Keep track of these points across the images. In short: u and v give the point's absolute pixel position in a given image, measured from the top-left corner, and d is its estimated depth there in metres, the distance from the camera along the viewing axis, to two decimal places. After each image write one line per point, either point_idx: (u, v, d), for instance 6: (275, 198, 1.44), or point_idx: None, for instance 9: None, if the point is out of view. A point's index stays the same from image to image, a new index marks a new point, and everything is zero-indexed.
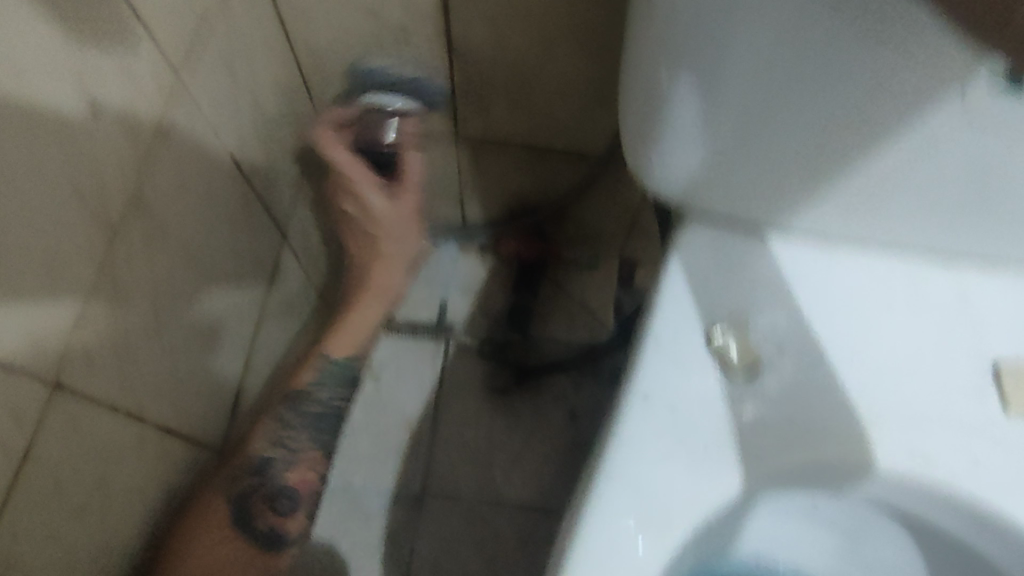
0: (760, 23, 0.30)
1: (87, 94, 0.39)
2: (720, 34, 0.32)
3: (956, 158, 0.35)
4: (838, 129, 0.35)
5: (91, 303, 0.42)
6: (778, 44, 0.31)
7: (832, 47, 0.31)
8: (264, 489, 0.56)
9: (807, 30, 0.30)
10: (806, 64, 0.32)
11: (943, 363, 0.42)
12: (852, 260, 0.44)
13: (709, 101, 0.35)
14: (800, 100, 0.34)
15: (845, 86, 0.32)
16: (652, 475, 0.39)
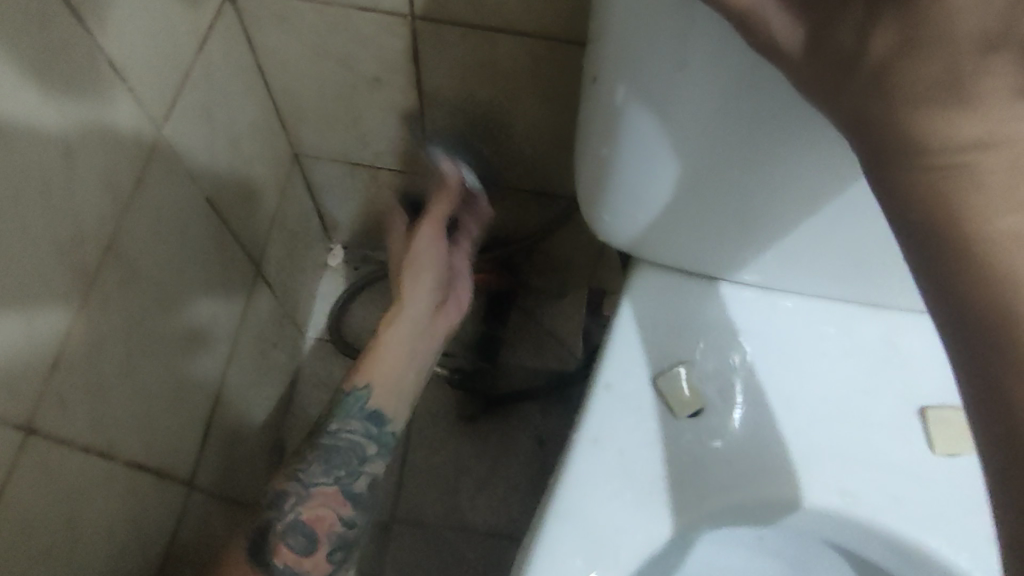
0: (695, 100, 0.33)
1: (67, 149, 0.41)
2: (660, 107, 0.34)
3: (877, 222, 0.38)
4: (772, 194, 0.38)
5: (66, 347, 0.44)
6: (712, 119, 0.34)
7: (759, 125, 0.33)
8: (330, 476, 0.51)
9: (738, 109, 0.33)
10: (738, 136, 0.34)
11: (874, 405, 0.45)
12: (792, 306, 0.47)
13: (652, 164, 0.38)
14: (734, 168, 0.36)
15: (774, 157, 0.35)
16: (599, 516, 0.42)
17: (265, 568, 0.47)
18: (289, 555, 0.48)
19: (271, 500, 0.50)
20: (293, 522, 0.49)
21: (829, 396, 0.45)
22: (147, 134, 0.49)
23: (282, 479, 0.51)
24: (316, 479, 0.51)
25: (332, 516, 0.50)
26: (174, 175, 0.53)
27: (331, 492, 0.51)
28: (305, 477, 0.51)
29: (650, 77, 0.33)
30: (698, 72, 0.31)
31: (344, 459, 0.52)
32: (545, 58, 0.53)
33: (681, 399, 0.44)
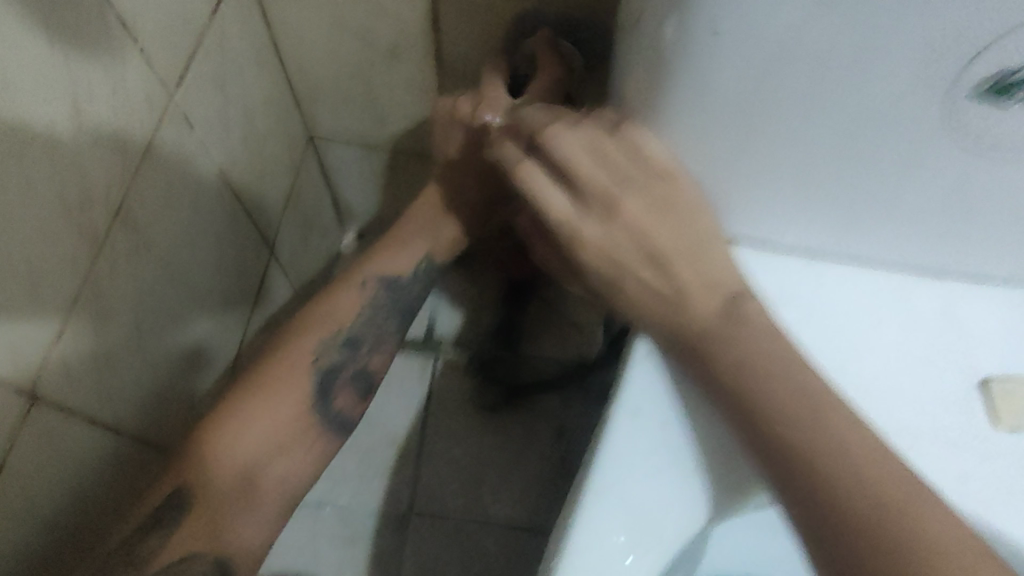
0: (775, 9, 0.28)
1: (77, 108, 0.39)
2: (730, 22, 0.29)
3: (952, 162, 0.34)
4: (846, 130, 0.33)
5: (71, 320, 0.41)
6: (792, 35, 0.29)
7: (846, 42, 0.29)
8: (345, 369, 0.50)
9: (827, 19, 0.28)
10: (818, 58, 0.29)
11: (933, 379, 0.42)
12: (841, 275, 0.44)
13: (710, 96, 0.33)
14: (807, 99, 0.32)
15: (856, 83, 0.30)
16: (642, 495, 0.38)
17: (324, 410, 0.49)
18: (348, 400, 0.50)
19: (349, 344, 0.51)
20: (359, 369, 0.51)
21: (884, 368, 0.42)
22: (158, 98, 0.46)
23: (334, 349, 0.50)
24: (332, 369, 0.50)
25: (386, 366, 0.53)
26: (185, 144, 0.50)
27: (342, 381, 0.50)
28: (323, 365, 0.49)
29: (714, 14, 0.29)
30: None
31: (366, 351, 0.52)
32: (573, 19, 0.50)
33: None
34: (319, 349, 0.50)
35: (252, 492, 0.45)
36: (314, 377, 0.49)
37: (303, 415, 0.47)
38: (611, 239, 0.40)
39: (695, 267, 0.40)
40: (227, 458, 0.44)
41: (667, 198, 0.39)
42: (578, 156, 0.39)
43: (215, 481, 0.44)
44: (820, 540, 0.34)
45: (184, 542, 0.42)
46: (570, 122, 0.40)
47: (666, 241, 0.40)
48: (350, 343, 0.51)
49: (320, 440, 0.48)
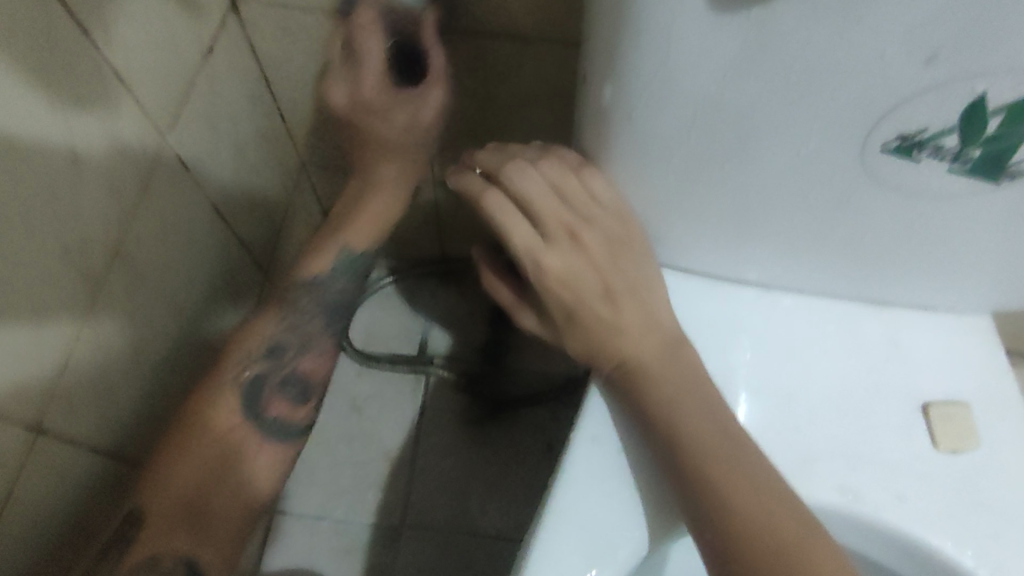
0: (694, 67, 0.31)
1: (76, 158, 0.43)
2: (657, 77, 0.32)
3: (879, 202, 0.37)
4: (776, 171, 0.36)
5: (73, 352, 0.45)
6: (714, 87, 0.32)
7: (762, 94, 0.32)
8: (275, 375, 0.56)
9: (742, 75, 0.31)
10: (741, 107, 0.33)
11: (875, 402, 0.45)
12: (791, 304, 0.47)
13: (649, 140, 0.36)
14: (736, 143, 0.35)
15: (779, 129, 0.34)
16: (599, 514, 0.41)
17: (259, 419, 0.54)
18: (284, 408, 0.55)
19: (265, 347, 0.56)
20: (285, 377, 0.56)
21: (828, 392, 0.45)
22: (153, 143, 0.50)
23: (261, 359, 0.55)
24: (260, 378, 0.55)
25: (319, 371, 0.59)
26: (179, 183, 0.54)
27: (272, 389, 0.55)
28: (250, 375, 0.54)
29: (645, 80, 0.33)
30: (689, 68, 0.31)
31: (289, 357, 0.57)
32: (543, 60, 0.53)
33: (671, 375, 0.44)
34: (239, 365, 0.55)
35: (206, 496, 0.49)
36: (244, 388, 0.54)
37: (237, 431, 0.52)
38: (573, 269, 0.42)
39: (646, 300, 0.43)
40: (180, 459, 0.49)
41: (620, 236, 0.42)
42: (535, 191, 0.41)
43: (166, 493, 0.48)
44: (747, 561, 0.37)
45: (153, 546, 0.46)
46: (526, 158, 0.42)
47: (620, 276, 0.42)
48: (269, 352, 0.56)
49: (272, 449, 0.54)
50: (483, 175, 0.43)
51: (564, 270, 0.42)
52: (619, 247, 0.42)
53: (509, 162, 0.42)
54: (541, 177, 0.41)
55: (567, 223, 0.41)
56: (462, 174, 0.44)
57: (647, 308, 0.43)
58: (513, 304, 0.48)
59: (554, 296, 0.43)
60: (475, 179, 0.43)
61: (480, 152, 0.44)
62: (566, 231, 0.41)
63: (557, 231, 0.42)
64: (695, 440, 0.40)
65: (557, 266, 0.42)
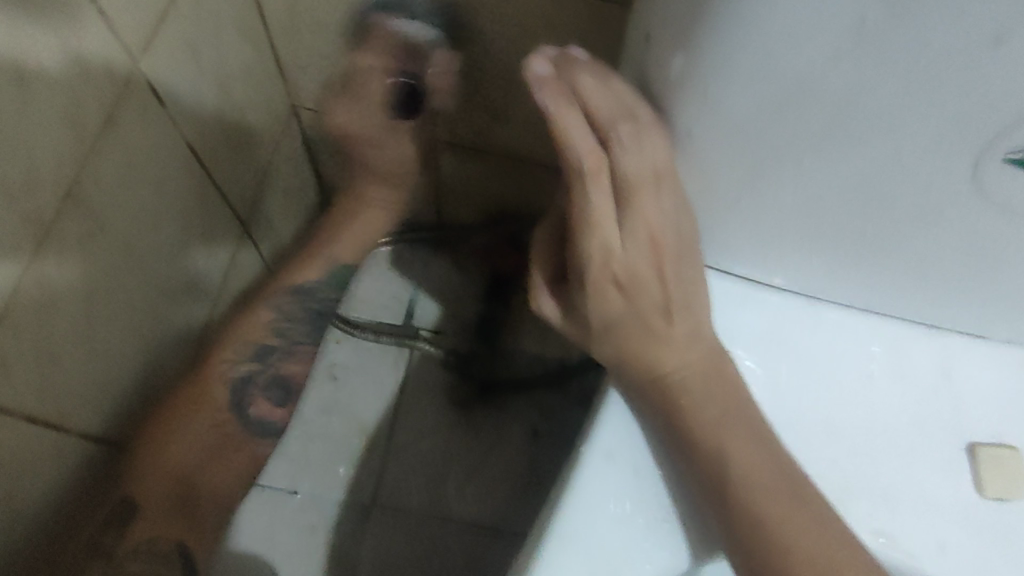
0: (801, 40, 0.25)
1: (25, 80, 0.35)
2: (749, 50, 0.26)
3: (976, 216, 0.32)
4: (866, 172, 0.31)
5: (13, 306, 0.38)
6: (819, 69, 0.26)
7: (877, 82, 0.26)
8: (263, 375, 0.62)
9: (858, 58, 0.25)
10: (846, 96, 0.27)
11: (919, 437, 0.41)
12: (837, 317, 0.42)
13: (720, 124, 0.30)
14: (828, 138, 0.29)
15: (886, 126, 0.28)
16: (610, 538, 0.37)
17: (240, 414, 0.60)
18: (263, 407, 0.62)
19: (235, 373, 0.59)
20: (270, 378, 0.62)
21: (870, 424, 0.41)
22: (122, 69, 0.42)
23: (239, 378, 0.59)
24: (248, 376, 0.60)
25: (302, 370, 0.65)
26: (149, 117, 0.46)
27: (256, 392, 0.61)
28: (241, 370, 0.60)
29: (742, 40, 0.26)
30: (790, 45, 0.25)
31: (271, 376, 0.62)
32: (583, 19, 0.46)
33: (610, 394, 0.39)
34: (229, 364, 0.59)
35: (189, 494, 0.55)
36: (230, 387, 0.59)
37: (217, 429, 0.57)
38: (637, 271, 0.36)
39: (695, 310, 0.37)
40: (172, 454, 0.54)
41: (685, 235, 0.36)
42: (640, 176, 0.33)
43: (155, 495, 0.53)
44: None
45: (146, 533, 0.52)
46: (646, 118, 0.31)
47: (679, 289, 0.37)
48: (257, 354, 0.61)
49: (246, 450, 0.60)
50: (588, 125, 0.32)
51: (626, 273, 0.36)
52: (684, 249, 0.36)
53: (624, 119, 0.31)
54: (652, 154, 0.32)
55: (651, 224, 0.35)
56: (562, 106, 0.32)
57: (696, 320, 0.37)
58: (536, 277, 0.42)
59: (599, 300, 0.38)
60: (582, 134, 0.32)
61: (584, 73, 0.32)
62: (648, 229, 0.35)
63: (638, 229, 0.35)
64: (740, 474, 0.35)
65: (622, 264, 0.36)
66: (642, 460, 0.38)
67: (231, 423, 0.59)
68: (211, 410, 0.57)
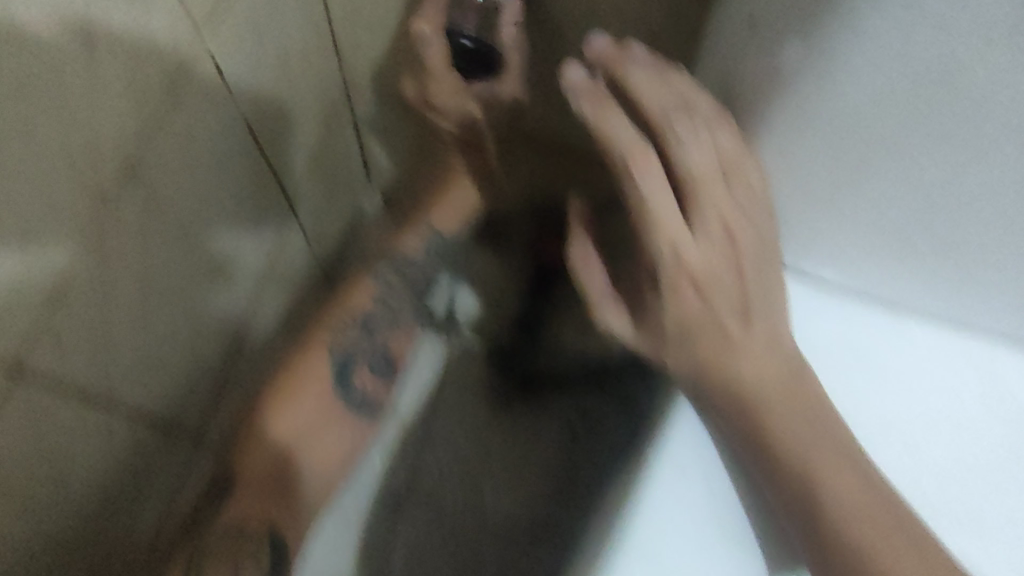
0: (943, 14, 0.23)
1: (94, 45, 0.34)
2: (879, 25, 0.24)
3: None
4: (994, 175, 0.28)
5: (71, 280, 0.37)
6: (957, 51, 0.24)
7: (1020, 66, 0.24)
8: (367, 354, 0.59)
9: (1000, 39, 0.23)
10: (978, 85, 0.25)
11: (1015, 464, 0.38)
12: (926, 333, 0.39)
13: (833, 111, 0.28)
14: (949, 135, 0.27)
15: (1021, 120, 0.25)
16: (677, 554, 0.35)
17: (344, 391, 0.57)
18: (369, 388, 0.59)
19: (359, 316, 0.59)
20: (372, 355, 0.59)
21: (961, 449, 0.38)
22: (189, 48, 0.41)
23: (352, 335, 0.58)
24: (348, 357, 0.57)
25: (405, 348, 0.63)
26: (212, 91, 0.45)
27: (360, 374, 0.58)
28: (341, 352, 0.57)
29: (875, 14, 0.24)
30: (929, 19, 0.23)
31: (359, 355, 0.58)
32: None
33: (680, 398, 0.37)
34: (333, 336, 0.57)
35: (283, 481, 0.52)
36: (333, 358, 0.56)
37: (322, 402, 0.55)
38: (712, 268, 0.34)
39: (773, 313, 0.35)
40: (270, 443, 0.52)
41: (765, 232, 0.34)
42: (702, 169, 0.32)
43: (254, 469, 0.51)
44: None
45: (240, 517, 0.49)
46: (703, 110, 0.31)
47: (755, 287, 0.34)
48: (363, 327, 0.58)
49: (342, 428, 0.57)
50: (634, 121, 0.32)
51: (702, 270, 0.34)
52: (765, 247, 0.34)
53: (676, 111, 0.31)
54: (718, 142, 0.31)
55: (725, 215, 0.33)
56: (603, 107, 0.33)
57: (774, 326, 0.35)
58: (602, 296, 0.39)
59: (672, 300, 0.35)
60: (628, 128, 0.32)
61: (635, 69, 0.33)
62: (722, 223, 0.33)
63: (712, 222, 0.33)
64: (831, 499, 0.32)
65: (696, 261, 0.33)
66: (716, 473, 0.36)
67: (329, 394, 0.55)
68: (321, 377, 0.55)
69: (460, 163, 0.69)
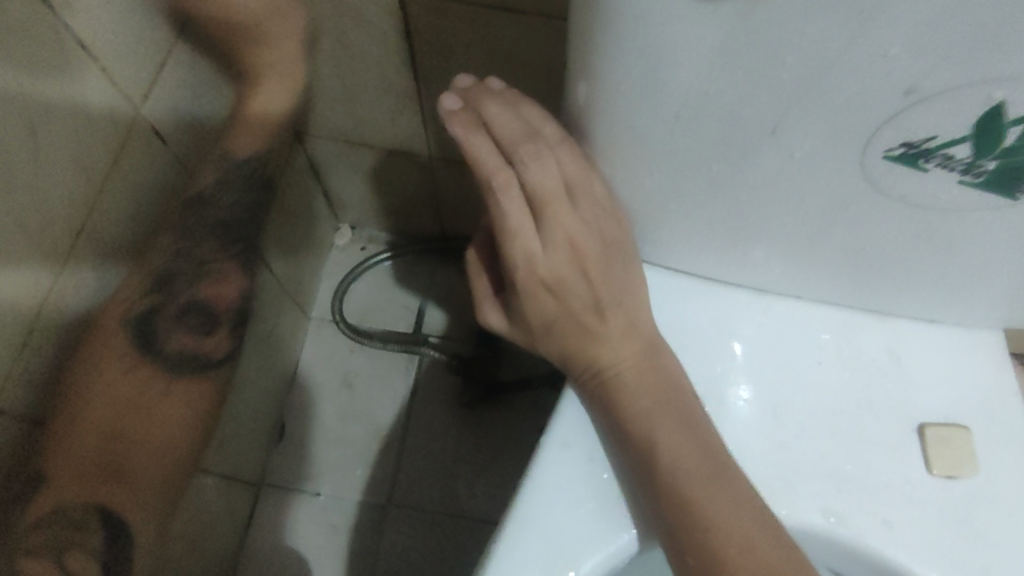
0: (681, 58, 0.28)
1: (33, 132, 0.40)
2: (639, 69, 0.29)
3: (878, 207, 0.34)
4: (764, 171, 0.33)
5: (34, 331, 0.43)
6: (695, 85, 0.29)
7: (746, 90, 0.28)
8: (175, 299, 0.52)
9: (722, 73, 0.28)
10: (719, 106, 0.30)
11: (869, 415, 0.43)
12: (784, 309, 0.44)
13: (628, 135, 0.33)
14: (717, 144, 0.32)
15: (759, 129, 0.31)
16: (563, 522, 0.40)
17: (154, 351, 0.51)
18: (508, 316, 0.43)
19: (155, 282, 0.50)
20: (188, 303, 0.53)
21: (819, 408, 0.43)
22: (124, 115, 0.47)
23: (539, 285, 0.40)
24: (155, 308, 0.50)
25: (227, 294, 0.57)
26: (154, 153, 0.50)
27: (169, 322, 0.52)
28: (141, 309, 0.50)
29: (631, 61, 0.29)
30: (669, 62, 0.28)
31: (194, 285, 0.54)
32: (539, 43, 0.50)
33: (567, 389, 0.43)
34: (129, 293, 0.49)
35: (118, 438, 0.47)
36: (128, 327, 0.49)
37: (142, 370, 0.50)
38: (561, 277, 0.39)
39: (628, 306, 0.40)
40: (99, 399, 0.47)
41: (610, 238, 0.39)
42: (548, 186, 0.36)
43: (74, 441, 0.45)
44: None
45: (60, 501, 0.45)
46: (545, 136, 0.36)
47: (607, 289, 0.40)
48: (161, 283, 0.51)
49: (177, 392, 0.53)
50: (496, 146, 0.37)
51: (554, 278, 0.39)
52: (610, 251, 0.39)
53: (525, 139, 0.36)
54: (554, 167, 0.36)
55: (570, 233, 0.38)
56: (471, 131, 0.37)
57: (630, 315, 0.41)
58: (484, 300, 0.45)
59: (534, 303, 0.41)
60: (489, 151, 0.37)
61: (490, 101, 0.38)
62: (567, 237, 0.38)
63: (558, 238, 0.38)
64: (671, 461, 0.38)
65: (547, 271, 0.39)
66: (597, 449, 0.41)
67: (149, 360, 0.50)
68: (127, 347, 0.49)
69: (409, 189, 0.76)
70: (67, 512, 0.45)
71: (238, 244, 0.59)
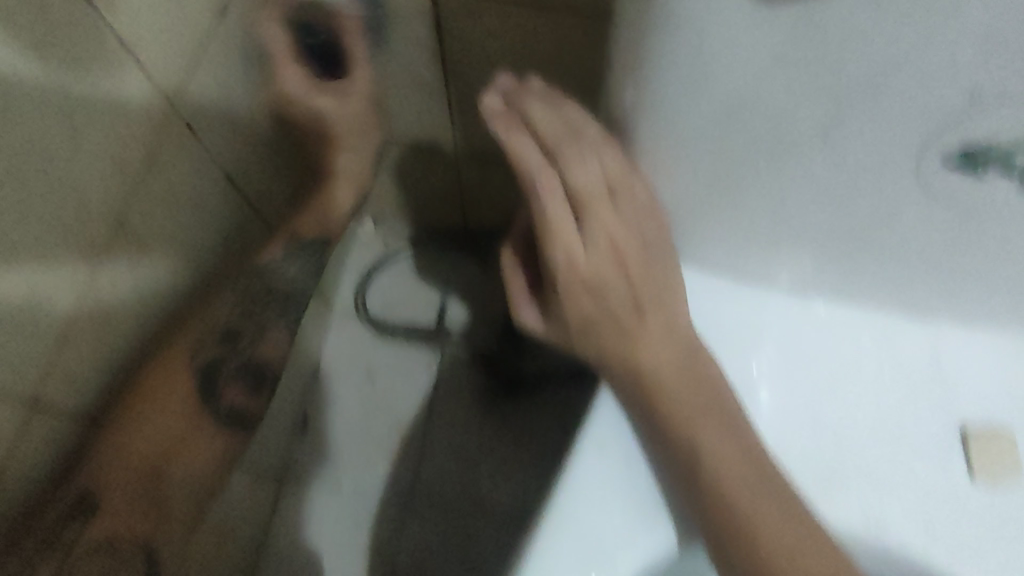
0: (738, 65, 0.27)
1: (75, 125, 0.44)
2: (693, 77, 0.28)
3: (934, 211, 0.33)
4: (815, 173, 0.33)
5: (79, 317, 0.49)
6: (748, 93, 0.28)
7: (802, 95, 0.28)
8: (232, 362, 0.64)
9: (780, 78, 0.27)
10: (770, 114, 0.29)
11: (910, 418, 0.42)
12: (827, 312, 0.43)
13: (677, 142, 0.32)
14: (767, 149, 0.31)
15: (811, 134, 0.30)
16: (600, 520, 0.39)
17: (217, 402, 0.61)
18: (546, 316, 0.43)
19: (216, 324, 0.62)
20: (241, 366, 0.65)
21: (860, 413, 0.42)
22: (158, 109, 0.51)
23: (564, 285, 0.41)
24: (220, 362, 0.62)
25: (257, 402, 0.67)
26: (183, 145, 0.56)
27: (230, 378, 0.63)
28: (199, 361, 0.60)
29: (686, 68, 0.28)
30: (727, 70, 0.27)
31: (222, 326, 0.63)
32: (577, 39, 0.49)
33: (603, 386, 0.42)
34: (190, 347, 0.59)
35: (156, 469, 0.55)
36: (197, 368, 0.59)
37: (178, 412, 0.57)
38: (599, 273, 0.39)
39: (668, 306, 0.40)
40: (156, 430, 0.55)
41: (652, 238, 0.39)
42: (591, 188, 0.36)
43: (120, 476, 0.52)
44: None
45: (107, 529, 0.51)
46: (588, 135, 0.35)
47: (647, 289, 0.39)
48: (225, 338, 0.63)
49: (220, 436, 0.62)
50: (538, 146, 0.37)
51: (592, 276, 0.39)
52: (651, 251, 0.39)
53: (568, 139, 0.36)
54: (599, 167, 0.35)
55: (611, 233, 0.38)
56: (513, 132, 0.37)
57: (670, 314, 0.40)
58: (520, 297, 0.45)
59: (571, 301, 0.41)
60: (532, 151, 0.36)
61: (532, 100, 0.37)
62: (608, 237, 0.38)
63: (598, 237, 0.38)
64: (713, 461, 0.38)
65: (587, 269, 0.39)
66: (634, 448, 0.41)
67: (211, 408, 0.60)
68: (185, 381, 0.58)
69: (435, 184, 0.75)
70: (110, 540, 0.52)
71: (262, 293, 0.68)
